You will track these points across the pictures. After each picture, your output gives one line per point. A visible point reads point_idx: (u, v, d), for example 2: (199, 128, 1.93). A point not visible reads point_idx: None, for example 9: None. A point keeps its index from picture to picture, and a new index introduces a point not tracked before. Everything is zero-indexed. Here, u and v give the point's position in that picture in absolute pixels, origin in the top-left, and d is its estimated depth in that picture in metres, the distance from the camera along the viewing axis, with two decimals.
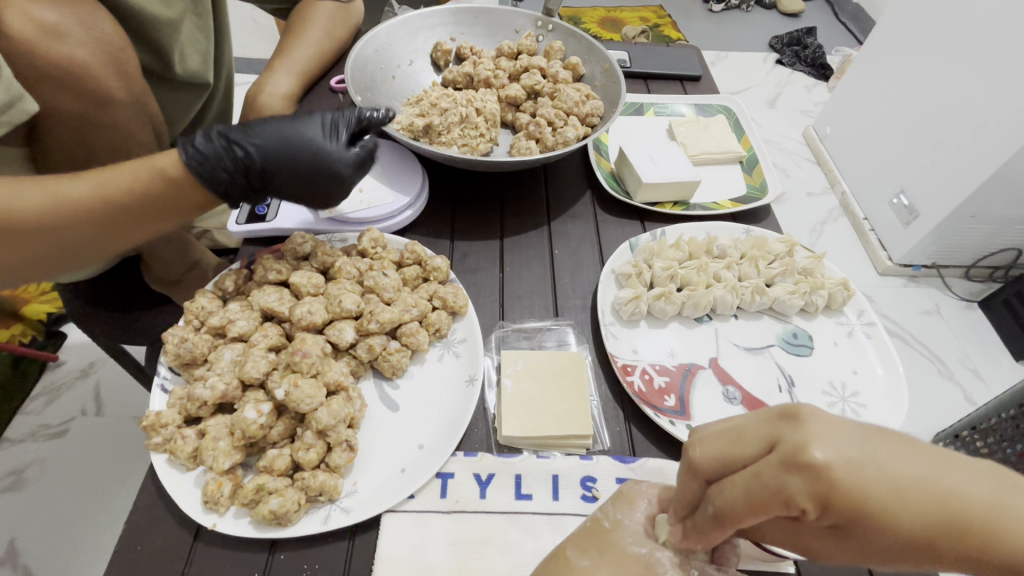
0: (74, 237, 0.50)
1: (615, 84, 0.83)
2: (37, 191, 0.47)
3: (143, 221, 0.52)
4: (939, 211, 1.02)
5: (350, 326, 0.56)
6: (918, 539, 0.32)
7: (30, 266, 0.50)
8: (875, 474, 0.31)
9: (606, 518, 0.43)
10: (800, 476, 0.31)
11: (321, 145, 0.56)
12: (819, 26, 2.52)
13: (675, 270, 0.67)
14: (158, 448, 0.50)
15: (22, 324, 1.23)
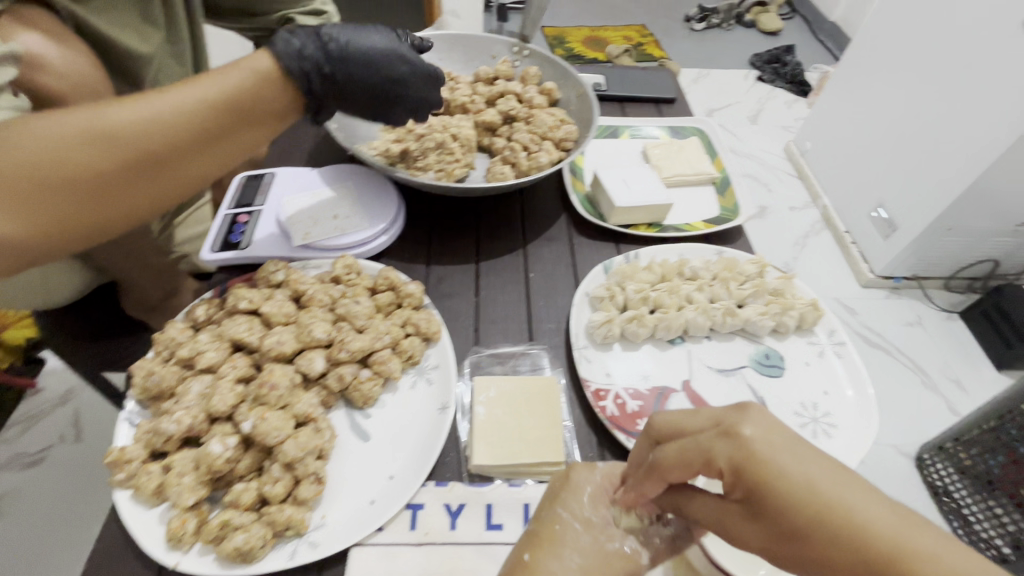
0: (169, 150, 0.50)
1: (588, 109, 0.84)
2: (131, 107, 0.48)
3: (231, 124, 0.53)
4: (915, 225, 1.04)
5: (321, 356, 0.56)
6: (816, 549, 0.34)
7: (126, 194, 0.49)
8: (793, 467, 0.35)
9: (552, 513, 0.46)
10: (727, 442, 0.37)
11: (395, 53, 0.64)
12: (798, 44, 2.58)
13: (647, 293, 0.67)
14: (122, 485, 0.49)
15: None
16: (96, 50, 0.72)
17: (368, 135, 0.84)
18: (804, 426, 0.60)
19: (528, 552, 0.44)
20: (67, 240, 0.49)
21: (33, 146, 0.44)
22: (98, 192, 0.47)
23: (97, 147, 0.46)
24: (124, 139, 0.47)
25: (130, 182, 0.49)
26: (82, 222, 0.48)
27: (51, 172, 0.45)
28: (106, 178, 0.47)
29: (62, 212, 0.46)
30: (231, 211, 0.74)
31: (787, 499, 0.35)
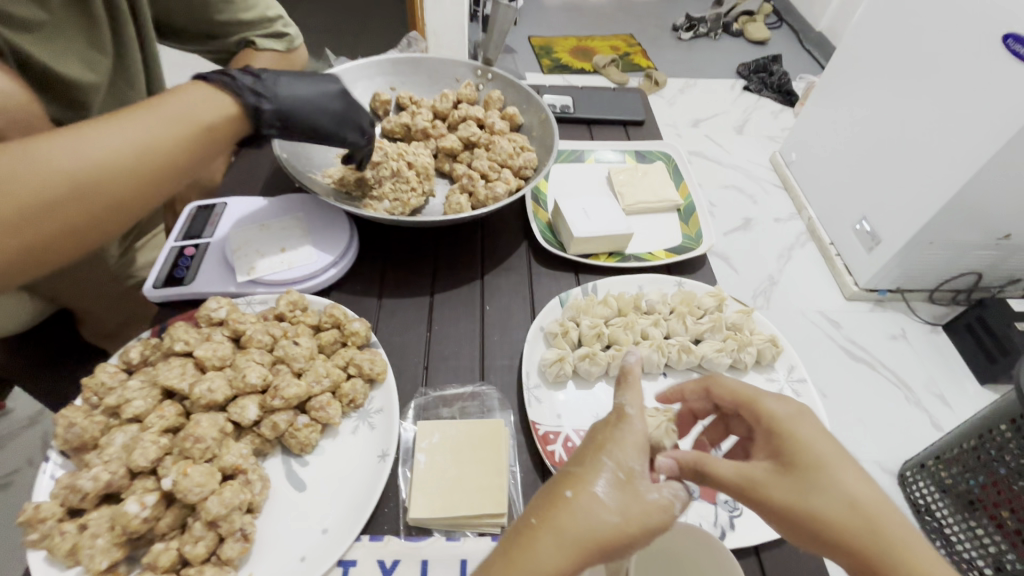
0: (105, 176, 0.50)
1: (549, 135, 0.83)
2: (64, 138, 0.49)
3: (174, 151, 0.55)
4: (897, 238, 1.03)
5: (255, 402, 0.54)
6: (829, 505, 0.41)
7: (53, 223, 0.48)
8: (841, 452, 0.44)
9: (602, 455, 0.43)
10: (784, 409, 0.46)
11: (336, 100, 0.70)
12: (785, 53, 2.58)
13: (601, 328, 0.66)
14: (36, 545, 0.47)
15: None
16: (36, 79, 0.70)
17: (324, 162, 0.82)
18: None
19: (575, 492, 0.41)
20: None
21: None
22: (28, 219, 0.46)
23: (26, 175, 0.46)
24: (57, 167, 0.48)
25: (58, 212, 0.48)
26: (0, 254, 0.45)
27: None
28: (31, 209, 0.46)
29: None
30: (177, 243, 0.71)
31: (815, 467, 0.43)
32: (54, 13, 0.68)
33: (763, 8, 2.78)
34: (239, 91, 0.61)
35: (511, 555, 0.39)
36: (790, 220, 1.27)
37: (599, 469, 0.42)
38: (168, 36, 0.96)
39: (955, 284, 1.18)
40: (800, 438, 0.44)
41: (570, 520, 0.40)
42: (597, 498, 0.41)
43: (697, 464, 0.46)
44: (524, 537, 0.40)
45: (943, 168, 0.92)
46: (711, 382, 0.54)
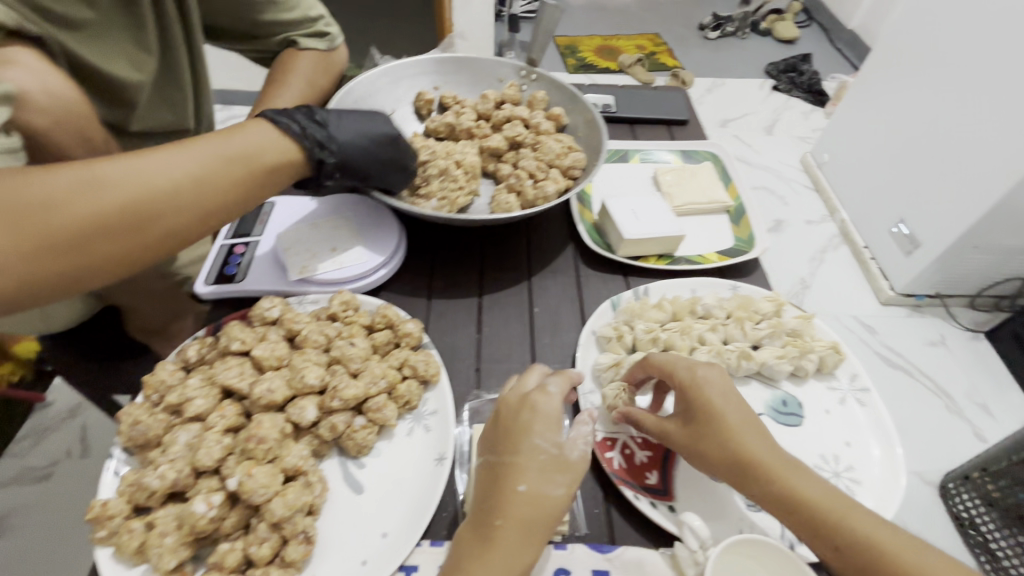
0: (157, 202, 0.51)
1: (597, 137, 0.81)
2: (128, 162, 0.50)
3: (226, 185, 0.55)
4: (941, 240, 0.99)
5: (313, 403, 0.54)
6: (731, 452, 0.49)
7: (106, 244, 0.48)
8: (748, 412, 0.51)
9: (527, 450, 0.48)
10: (709, 374, 0.52)
11: (390, 145, 0.69)
12: (815, 52, 2.53)
13: (657, 332, 0.64)
14: (103, 542, 0.47)
15: (12, 363, 1.27)
16: (92, 79, 0.72)
17: None
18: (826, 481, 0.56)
19: (525, 484, 0.46)
20: (31, 295, 0.46)
21: (27, 189, 0.45)
22: (80, 244, 0.47)
23: (87, 195, 0.47)
24: (112, 195, 0.48)
25: (112, 236, 0.49)
26: (51, 271, 0.46)
27: (29, 217, 0.44)
28: (86, 232, 0.47)
29: (32, 257, 0.44)
30: (227, 241, 0.72)
31: (722, 423, 0.50)
32: (102, 12, 0.68)
33: (792, 6, 2.72)
34: (304, 141, 0.62)
35: (487, 550, 0.44)
36: (822, 222, 1.20)
37: (530, 459, 0.47)
38: (212, 36, 0.97)
39: (998, 289, 1.14)
40: (711, 400, 0.51)
41: (522, 510, 0.45)
42: (544, 487, 0.46)
43: (634, 418, 0.55)
44: (490, 535, 0.45)
45: (992, 170, 0.88)
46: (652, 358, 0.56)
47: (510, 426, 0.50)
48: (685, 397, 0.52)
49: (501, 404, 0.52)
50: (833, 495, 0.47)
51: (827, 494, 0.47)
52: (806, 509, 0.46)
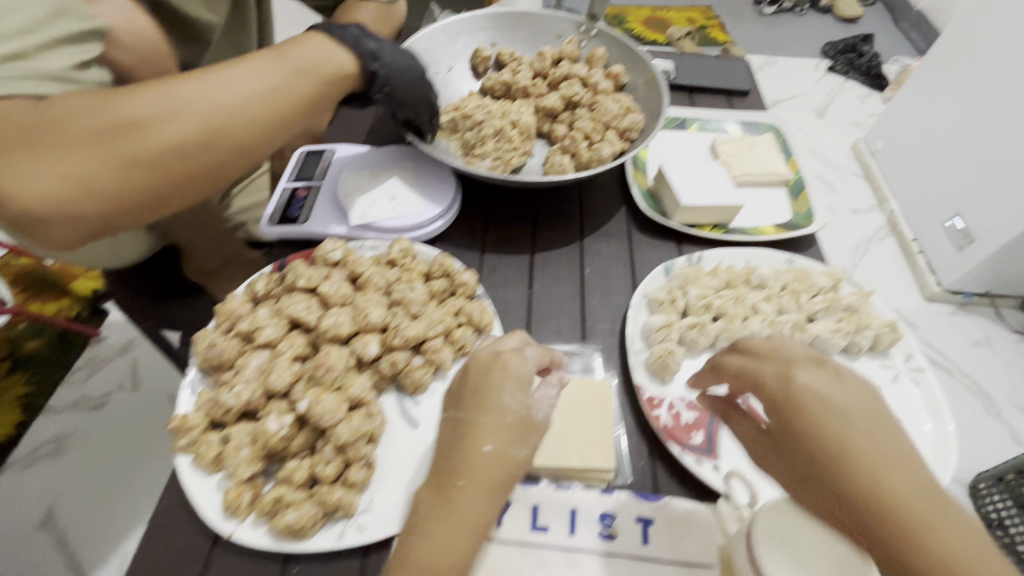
0: (223, 122, 0.53)
1: (658, 97, 0.80)
2: (197, 84, 0.53)
3: (293, 100, 0.58)
4: (995, 240, 0.96)
5: (375, 340, 0.56)
6: (844, 484, 0.35)
7: (182, 165, 0.52)
8: (868, 428, 0.37)
9: (495, 407, 0.46)
10: (810, 372, 0.40)
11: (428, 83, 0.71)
12: (877, 33, 2.38)
13: (711, 299, 0.64)
14: (183, 450, 0.51)
15: (70, 299, 1.47)
16: (167, 20, 0.74)
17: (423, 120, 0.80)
18: None
19: (488, 444, 0.45)
20: (120, 212, 0.51)
21: (108, 111, 0.49)
22: (159, 163, 0.51)
23: (162, 117, 0.50)
24: (189, 113, 0.51)
25: (187, 155, 0.52)
26: (132, 192, 0.50)
27: (115, 137, 0.48)
28: (164, 151, 0.51)
29: (115, 178, 0.49)
30: (290, 184, 0.74)
31: (828, 444, 0.37)
32: None
33: None
34: (356, 51, 0.63)
35: (447, 508, 0.43)
36: (870, 211, 1.13)
37: (500, 419, 0.46)
38: None
39: None
40: (812, 409, 0.38)
41: (500, 459, 0.45)
42: (510, 447, 0.45)
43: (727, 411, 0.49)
44: (447, 496, 0.43)
45: None
46: (735, 349, 0.47)
47: (479, 385, 0.48)
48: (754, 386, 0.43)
49: (472, 360, 0.50)
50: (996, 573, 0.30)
51: (945, 520, 0.32)
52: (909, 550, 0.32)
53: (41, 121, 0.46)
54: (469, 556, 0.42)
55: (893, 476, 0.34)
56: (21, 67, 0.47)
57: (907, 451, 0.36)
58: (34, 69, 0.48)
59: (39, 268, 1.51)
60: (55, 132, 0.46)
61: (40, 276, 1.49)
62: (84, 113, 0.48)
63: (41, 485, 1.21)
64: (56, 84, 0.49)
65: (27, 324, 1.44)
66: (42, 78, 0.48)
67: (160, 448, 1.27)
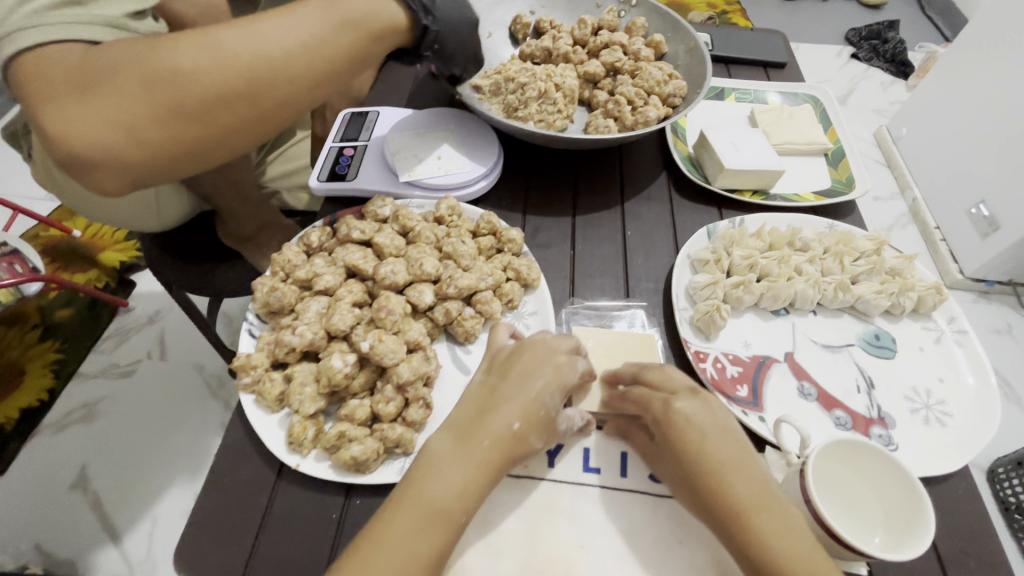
0: (265, 72, 0.50)
1: (700, 65, 0.80)
2: (241, 29, 0.50)
3: (335, 54, 0.54)
4: (1018, 229, 0.98)
5: (430, 289, 0.58)
6: (715, 495, 0.44)
7: (223, 117, 0.50)
8: (729, 451, 0.46)
9: (533, 393, 0.48)
10: (685, 403, 0.48)
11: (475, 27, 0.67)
12: (903, 19, 2.34)
13: (755, 259, 0.65)
14: (247, 389, 0.53)
15: (97, 271, 1.46)
16: None
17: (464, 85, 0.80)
18: (916, 412, 0.57)
19: (518, 423, 0.46)
20: (165, 161, 0.51)
21: (150, 58, 0.47)
22: (201, 116, 0.49)
23: (204, 64, 0.48)
24: (231, 63, 0.49)
25: (229, 108, 0.50)
26: (176, 143, 0.49)
27: (156, 87, 0.46)
28: (205, 103, 0.49)
29: (158, 129, 0.48)
30: (337, 143, 0.75)
31: (708, 464, 0.45)
32: None
33: None
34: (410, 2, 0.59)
35: (461, 459, 0.45)
36: (891, 201, 1.18)
37: (532, 406, 0.47)
38: None
39: None
40: (690, 436, 0.46)
41: (515, 436, 0.46)
42: (529, 435, 0.47)
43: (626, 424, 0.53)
44: (469, 449, 0.45)
45: None
46: (640, 374, 0.53)
47: (529, 367, 0.50)
48: (665, 425, 0.48)
49: (527, 344, 0.52)
50: (808, 556, 0.41)
51: (775, 519, 0.42)
52: (764, 573, 0.41)
53: (92, 66, 0.46)
54: (470, 507, 0.43)
55: (745, 487, 0.44)
56: (77, 13, 0.48)
57: (756, 466, 0.46)
58: (87, 15, 0.48)
59: (67, 238, 1.48)
60: (102, 78, 0.46)
61: (70, 246, 1.47)
62: (129, 60, 0.46)
63: (72, 448, 1.23)
64: (108, 31, 0.50)
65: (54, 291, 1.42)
66: (94, 24, 0.49)
67: (189, 414, 1.29)
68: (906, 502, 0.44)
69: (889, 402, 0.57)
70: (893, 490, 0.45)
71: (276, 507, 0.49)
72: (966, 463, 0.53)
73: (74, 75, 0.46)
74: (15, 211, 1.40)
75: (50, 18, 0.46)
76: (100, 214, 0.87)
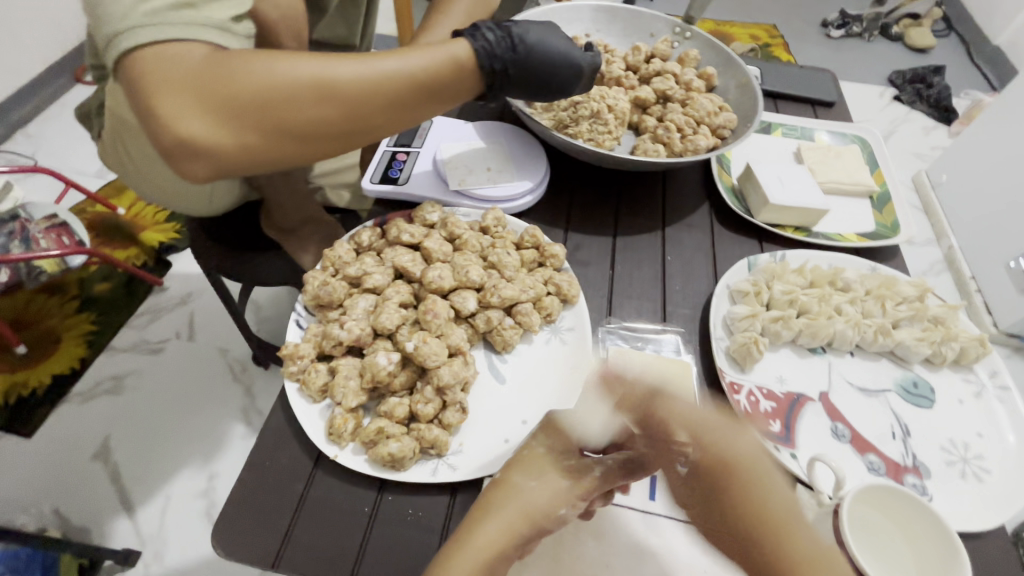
0: (366, 110, 0.51)
1: (751, 99, 0.82)
2: (350, 64, 0.49)
3: (425, 99, 0.53)
4: None
5: (473, 296, 0.60)
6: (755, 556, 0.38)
7: (318, 139, 0.51)
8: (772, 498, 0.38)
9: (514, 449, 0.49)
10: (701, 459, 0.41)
11: (562, 78, 0.62)
12: (949, 65, 2.32)
13: (796, 295, 0.65)
14: (292, 376, 0.54)
15: (138, 248, 1.53)
16: None
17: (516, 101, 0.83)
18: (953, 465, 0.56)
19: (499, 474, 0.47)
20: (260, 165, 0.52)
21: (261, 77, 0.47)
22: (299, 137, 0.50)
23: (312, 97, 0.48)
24: (331, 102, 0.49)
25: (326, 134, 0.51)
26: (272, 154, 0.51)
27: (266, 107, 0.47)
28: (304, 129, 0.50)
29: (261, 141, 0.49)
30: (390, 148, 0.77)
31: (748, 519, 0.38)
32: None
33: (932, 12, 2.49)
34: (488, 60, 0.55)
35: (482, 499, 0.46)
36: (926, 245, 1.18)
37: (518, 458, 0.48)
38: None
39: None
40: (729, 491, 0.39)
41: (527, 505, 0.44)
42: (518, 476, 0.46)
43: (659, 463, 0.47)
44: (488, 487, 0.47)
45: None
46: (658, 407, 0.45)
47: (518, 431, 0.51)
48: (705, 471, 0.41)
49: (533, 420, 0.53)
50: None
51: None
52: None
53: (208, 74, 0.46)
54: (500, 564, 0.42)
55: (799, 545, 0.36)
56: (192, 14, 0.48)
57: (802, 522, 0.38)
58: (201, 17, 0.48)
59: (112, 215, 1.56)
60: (215, 87, 0.46)
61: (115, 224, 1.55)
62: (241, 73, 0.46)
63: (97, 419, 1.27)
64: (217, 33, 0.49)
65: (97, 267, 1.51)
66: (206, 26, 0.48)
67: (211, 396, 1.32)
68: (943, 565, 0.43)
69: (925, 451, 0.57)
70: (931, 543, 0.44)
71: (312, 495, 0.50)
72: (1001, 523, 0.52)
73: (191, 81, 0.46)
74: (69, 185, 1.47)
75: (171, 19, 0.46)
76: (156, 199, 0.90)
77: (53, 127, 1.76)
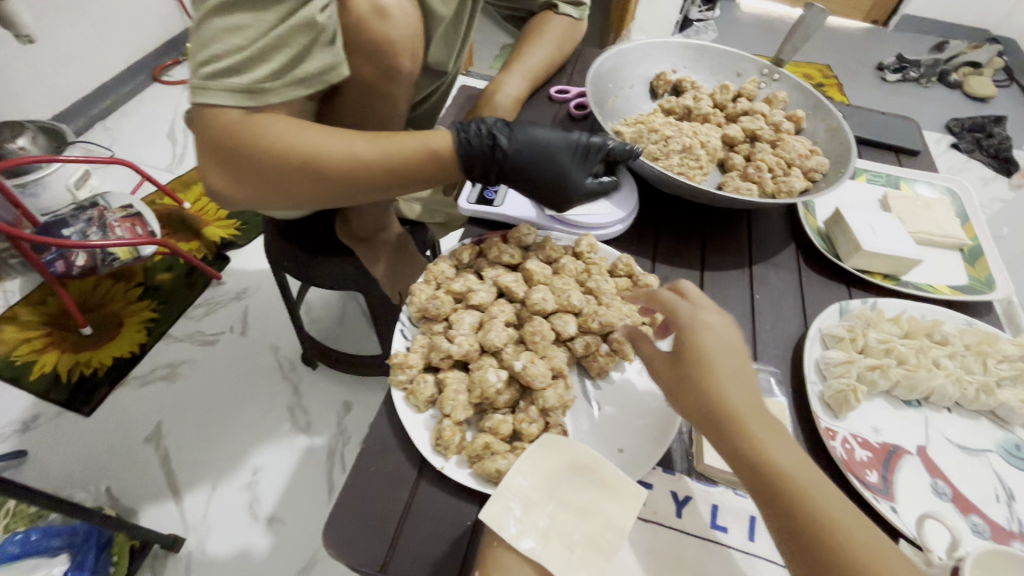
0: (348, 184, 0.58)
1: (844, 145, 0.82)
2: (337, 144, 0.56)
3: (400, 176, 0.59)
4: None
5: (573, 321, 0.61)
6: None
7: (309, 197, 0.58)
8: None
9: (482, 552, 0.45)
10: None
11: (550, 180, 0.65)
12: (1011, 116, 2.28)
13: (892, 345, 0.65)
14: (399, 385, 0.56)
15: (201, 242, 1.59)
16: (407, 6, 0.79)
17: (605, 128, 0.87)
18: None
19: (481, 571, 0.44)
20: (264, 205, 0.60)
21: (264, 146, 0.53)
22: (293, 196, 0.57)
23: (304, 170, 0.55)
24: (320, 176, 0.56)
25: (314, 195, 0.58)
26: (273, 201, 0.59)
27: (267, 173, 0.55)
28: (297, 190, 0.57)
29: (266, 194, 0.57)
30: None
31: None
32: None
33: (993, 61, 2.46)
34: (461, 151, 0.60)
35: None
36: None
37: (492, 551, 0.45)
38: None
39: None
40: None
41: None
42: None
43: None
44: None
45: None
46: None
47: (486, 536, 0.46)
48: None
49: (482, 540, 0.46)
50: None
51: None
52: None
53: (223, 136, 0.52)
54: None
55: None
56: (226, 80, 0.50)
57: None
58: (233, 84, 0.50)
59: (179, 209, 1.63)
60: (229, 150, 0.53)
61: (181, 218, 1.62)
62: (249, 141, 0.52)
63: (151, 404, 1.30)
64: (243, 96, 0.51)
65: (160, 257, 1.57)
66: (238, 93, 0.50)
67: (260, 391, 1.35)
68: None
69: None
70: None
71: (415, 504, 0.51)
72: None
73: (209, 138, 0.52)
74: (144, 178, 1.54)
75: (211, 89, 0.50)
76: None
77: (130, 122, 1.85)
